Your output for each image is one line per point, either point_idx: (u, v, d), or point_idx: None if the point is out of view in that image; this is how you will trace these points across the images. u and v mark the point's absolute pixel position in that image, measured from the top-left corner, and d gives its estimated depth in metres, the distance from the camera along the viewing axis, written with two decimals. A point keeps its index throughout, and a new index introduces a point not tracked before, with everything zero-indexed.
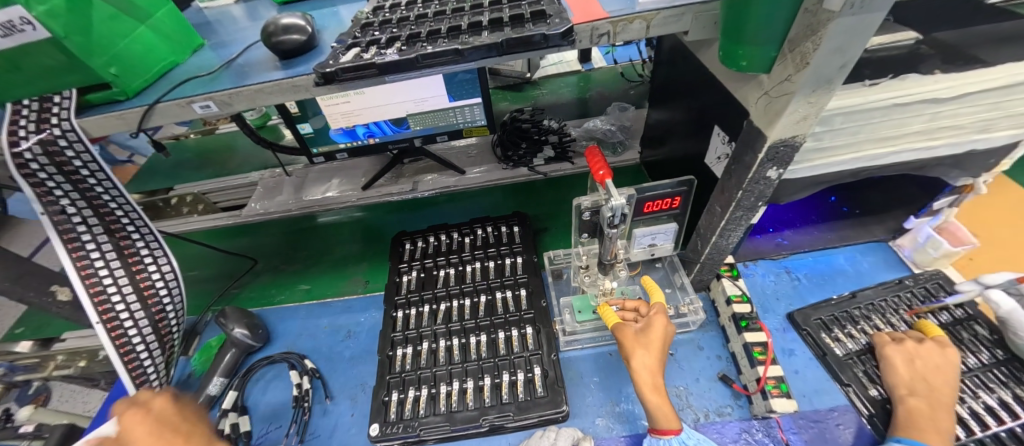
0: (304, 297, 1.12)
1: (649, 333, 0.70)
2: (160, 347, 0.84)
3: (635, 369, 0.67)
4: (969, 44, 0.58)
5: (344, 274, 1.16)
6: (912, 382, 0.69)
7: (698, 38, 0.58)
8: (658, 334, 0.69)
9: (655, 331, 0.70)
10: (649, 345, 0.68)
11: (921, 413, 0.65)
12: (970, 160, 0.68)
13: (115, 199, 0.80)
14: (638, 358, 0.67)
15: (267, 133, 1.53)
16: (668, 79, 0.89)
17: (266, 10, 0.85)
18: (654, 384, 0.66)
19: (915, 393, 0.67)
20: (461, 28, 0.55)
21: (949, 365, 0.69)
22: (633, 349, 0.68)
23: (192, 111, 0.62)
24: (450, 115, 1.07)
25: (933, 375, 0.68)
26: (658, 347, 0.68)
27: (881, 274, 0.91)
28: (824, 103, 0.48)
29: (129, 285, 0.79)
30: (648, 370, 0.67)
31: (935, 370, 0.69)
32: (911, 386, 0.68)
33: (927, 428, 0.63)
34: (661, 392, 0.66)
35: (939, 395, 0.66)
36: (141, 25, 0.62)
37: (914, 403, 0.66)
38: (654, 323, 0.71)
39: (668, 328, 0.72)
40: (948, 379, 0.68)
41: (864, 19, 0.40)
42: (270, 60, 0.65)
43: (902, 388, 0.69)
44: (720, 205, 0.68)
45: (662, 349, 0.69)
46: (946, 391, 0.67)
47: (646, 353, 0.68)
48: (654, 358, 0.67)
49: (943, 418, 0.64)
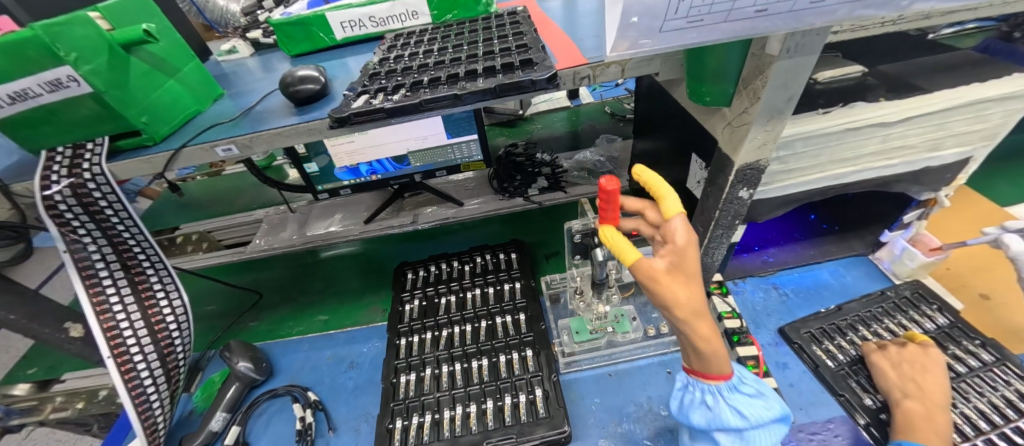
0: (322, 328, 1.14)
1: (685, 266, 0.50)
2: (167, 381, 0.86)
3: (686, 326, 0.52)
4: (910, 75, 0.66)
5: (362, 304, 1.19)
6: (904, 384, 0.71)
7: (669, 77, 0.65)
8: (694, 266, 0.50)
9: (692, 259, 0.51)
10: (690, 289, 0.51)
11: (918, 414, 0.67)
12: (927, 176, 0.74)
13: (135, 237, 0.84)
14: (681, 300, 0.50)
15: (274, 173, 1.60)
16: (649, 112, 0.96)
17: (279, 62, 0.94)
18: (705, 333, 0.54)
19: (910, 395, 0.70)
20: (459, 76, 0.62)
21: (936, 366, 0.73)
22: (678, 294, 0.50)
23: (215, 154, 0.68)
24: (448, 152, 1.15)
25: (924, 377, 0.71)
26: (695, 278, 0.51)
27: (864, 286, 0.95)
28: (780, 130, 0.54)
29: (141, 320, 0.83)
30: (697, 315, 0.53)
31: (925, 371, 0.72)
32: (904, 389, 0.71)
33: (925, 429, 0.65)
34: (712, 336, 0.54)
35: (932, 395, 0.69)
36: (170, 79, 0.69)
37: (910, 406, 0.68)
38: (685, 247, 0.50)
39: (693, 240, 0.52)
40: (938, 379, 0.71)
41: (801, 60, 0.46)
42: (286, 107, 0.72)
43: (897, 392, 0.71)
44: (702, 224, 0.73)
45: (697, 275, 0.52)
46: (938, 391, 0.69)
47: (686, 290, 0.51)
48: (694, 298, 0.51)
49: (940, 417, 0.66)
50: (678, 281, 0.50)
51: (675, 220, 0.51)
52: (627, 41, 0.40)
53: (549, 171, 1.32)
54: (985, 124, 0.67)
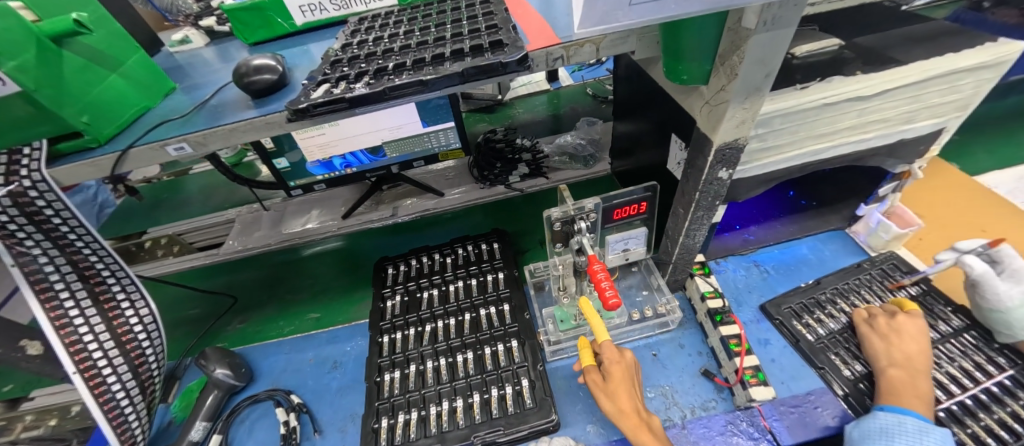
0: (314, 326, 1.11)
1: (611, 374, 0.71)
2: (143, 394, 0.81)
3: (616, 420, 0.67)
4: (884, 47, 0.65)
5: (355, 298, 1.16)
6: (890, 352, 0.73)
7: (645, 56, 0.63)
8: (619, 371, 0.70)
9: (618, 374, 0.70)
10: (619, 396, 0.68)
11: (902, 382, 0.68)
12: (902, 148, 0.74)
13: (90, 246, 0.79)
14: (607, 401, 0.69)
15: (244, 170, 1.54)
16: (628, 92, 0.94)
17: (237, 51, 0.89)
18: (637, 424, 0.66)
19: (895, 364, 0.71)
20: (426, 60, 0.58)
21: (920, 333, 0.74)
22: (604, 395, 0.70)
23: (167, 153, 0.63)
24: (424, 140, 1.11)
25: (910, 346, 0.72)
26: (623, 386, 0.69)
27: (842, 259, 0.96)
28: (758, 108, 0.53)
29: (106, 331, 0.78)
30: (625, 410, 0.67)
31: (909, 339, 0.73)
32: (890, 357, 0.72)
33: (908, 395, 0.67)
34: (644, 429, 0.65)
35: (916, 363, 0.70)
36: (111, 74, 0.64)
37: (894, 373, 0.70)
38: (612, 362, 0.72)
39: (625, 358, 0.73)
40: (921, 345, 0.72)
41: (777, 34, 0.45)
42: (243, 99, 0.67)
43: (882, 360, 0.73)
44: (682, 207, 0.72)
45: (629, 384, 0.70)
46: (921, 358, 0.71)
47: (610, 395, 0.69)
48: (623, 401, 0.68)
49: (922, 383, 0.68)
50: (608, 386, 0.70)
51: (603, 345, 0.74)
52: (597, 17, 0.38)
53: (529, 157, 1.30)
54: (958, 95, 0.67)
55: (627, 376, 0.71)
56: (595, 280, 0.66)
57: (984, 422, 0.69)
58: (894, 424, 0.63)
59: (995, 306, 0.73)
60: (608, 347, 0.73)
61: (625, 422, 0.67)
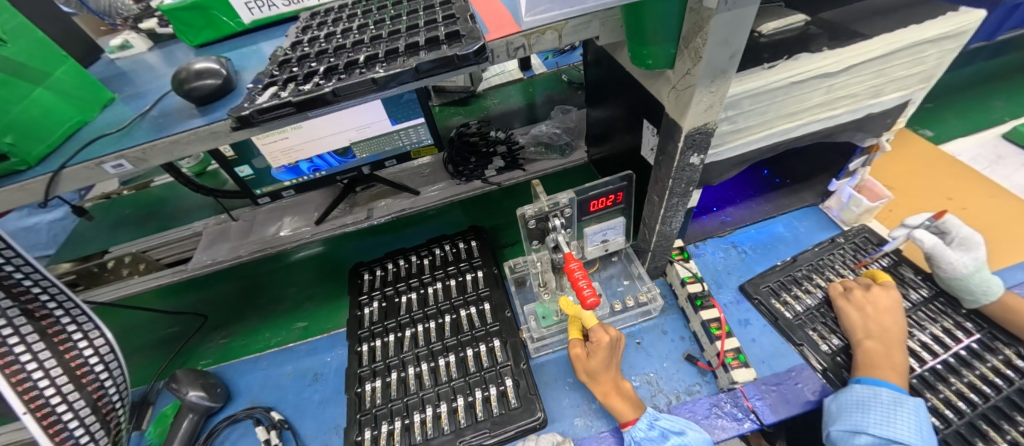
0: (303, 335, 1.07)
1: (593, 353, 0.73)
2: (104, 428, 0.77)
3: (590, 385, 0.74)
4: (849, 21, 0.64)
5: (343, 305, 1.12)
6: (866, 324, 0.73)
7: (610, 41, 0.61)
8: (602, 354, 0.71)
9: (601, 355, 0.72)
10: (596, 373, 0.72)
11: (879, 353, 0.69)
12: (870, 122, 0.75)
13: (29, 276, 0.75)
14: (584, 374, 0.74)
15: (209, 179, 1.46)
16: (598, 78, 0.92)
17: (183, 54, 0.83)
18: (609, 390, 0.72)
19: (871, 335, 0.72)
20: (379, 57, 0.55)
21: (895, 305, 0.75)
22: (581, 370, 0.74)
23: (105, 171, 0.59)
24: (394, 139, 1.07)
25: (885, 318, 0.73)
26: (603, 364, 0.72)
27: (816, 235, 0.97)
28: (724, 91, 0.52)
29: (58, 366, 0.72)
30: (600, 379, 0.72)
31: (885, 311, 0.74)
32: (866, 329, 0.73)
33: (884, 366, 0.68)
34: (614, 396, 0.71)
35: (891, 334, 0.71)
36: (37, 87, 0.59)
37: (871, 345, 0.71)
38: (596, 347, 0.72)
39: (610, 336, 0.73)
40: (895, 317, 0.73)
41: (739, 13, 0.43)
42: (187, 108, 0.63)
43: (859, 333, 0.74)
44: (657, 194, 0.71)
45: (608, 359, 0.72)
46: (895, 329, 0.72)
47: (586, 370, 0.73)
48: (601, 375, 0.72)
49: (896, 353, 0.69)
50: (588, 364, 0.72)
51: (591, 327, 0.73)
52: None
53: (504, 150, 1.28)
54: (922, 67, 0.67)
55: (610, 355, 0.72)
56: (571, 278, 0.66)
57: (955, 386, 0.71)
58: (870, 395, 0.63)
59: (953, 273, 0.75)
60: (597, 328, 0.73)
61: (601, 391, 0.72)
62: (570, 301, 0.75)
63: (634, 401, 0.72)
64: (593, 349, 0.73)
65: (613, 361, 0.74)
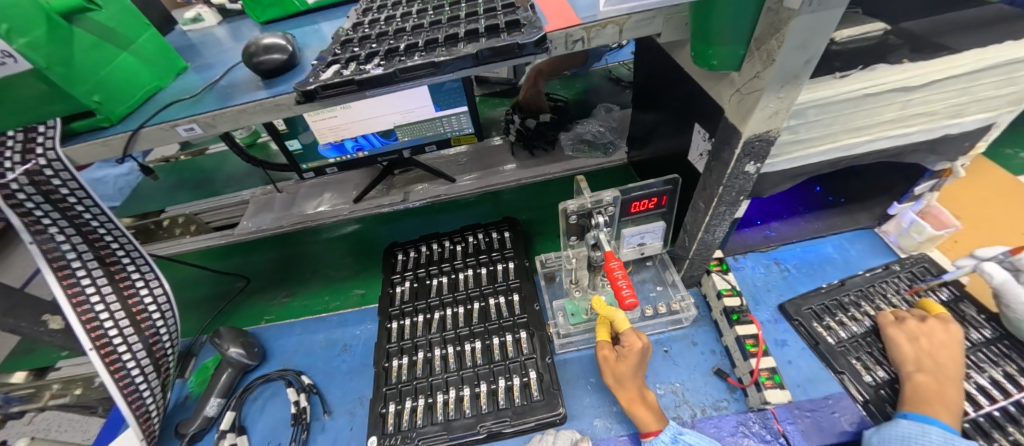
0: (361, 302, 1.10)
1: (624, 358, 0.71)
2: (156, 370, 0.83)
3: (615, 391, 0.73)
4: (936, 32, 0.60)
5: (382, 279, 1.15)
6: (918, 357, 0.69)
7: (672, 40, 0.59)
8: (633, 360, 0.70)
9: (632, 361, 0.70)
10: (624, 378, 0.71)
11: (930, 388, 0.65)
12: (946, 144, 0.69)
13: (105, 226, 0.79)
14: (611, 379, 0.72)
15: (258, 150, 1.54)
16: (649, 79, 0.90)
17: (249, 30, 0.87)
18: (635, 398, 0.71)
19: (923, 369, 0.68)
20: (438, 41, 0.56)
21: (953, 341, 0.70)
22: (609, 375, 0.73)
23: (177, 134, 0.63)
24: (436, 125, 1.09)
25: (940, 352, 0.69)
26: (632, 371, 0.70)
27: (869, 259, 0.92)
28: (794, 98, 0.49)
29: (121, 310, 0.78)
30: (626, 385, 0.71)
31: (941, 346, 0.69)
32: (917, 362, 0.69)
33: (935, 402, 0.63)
34: (640, 404, 0.70)
35: (946, 370, 0.67)
36: (123, 52, 0.63)
37: (921, 379, 0.67)
38: (629, 352, 0.70)
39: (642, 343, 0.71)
40: (953, 353, 0.68)
41: (823, 16, 0.41)
42: (254, 80, 0.66)
43: (909, 365, 0.69)
44: (704, 201, 0.68)
45: (638, 366, 0.71)
46: (952, 365, 0.67)
47: (616, 376, 0.72)
48: (628, 384, 0.71)
49: (951, 391, 0.65)
50: (616, 368, 0.71)
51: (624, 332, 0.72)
52: None
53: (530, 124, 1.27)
54: (1013, 87, 0.62)
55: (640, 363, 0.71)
56: (612, 278, 0.64)
57: (1014, 437, 0.66)
58: (919, 433, 0.60)
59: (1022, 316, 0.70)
60: (629, 334, 0.72)
61: (625, 399, 0.71)
62: (604, 302, 0.73)
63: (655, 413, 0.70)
64: (623, 355, 0.71)
65: (642, 369, 0.72)
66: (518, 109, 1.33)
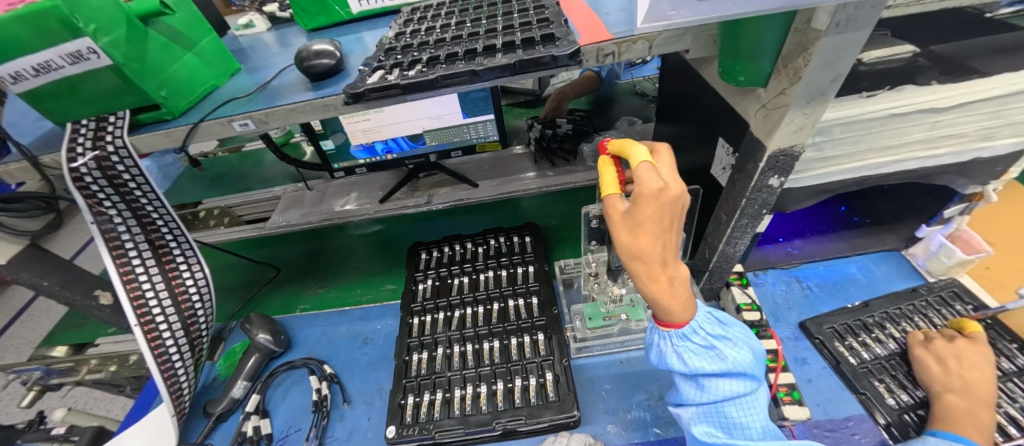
0: (391, 296, 1.14)
1: (640, 213, 0.49)
2: (190, 349, 0.88)
3: (629, 269, 0.53)
4: (966, 55, 0.60)
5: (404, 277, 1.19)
6: (948, 377, 0.68)
7: (699, 56, 0.61)
8: (652, 210, 0.48)
9: (650, 212, 0.48)
10: (638, 237, 0.50)
11: (959, 408, 0.64)
12: (976, 167, 0.69)
13: (157, 210, 0.85)
14: (624, 242, 0.51)
15: (291, 150, 1.61)
16: (673, 94, 0.92)
17: (295, 36, 0.93)
18: (658, 278, 0.52)
19: (952, 389, 0.67)
20: (477, 51, 0.60)
21: (984, 361, 0.69)
22: (623, 235, 0.51)
23: (232, 129, 0.68)
24: (464, 132, 1.13)
25: (971, 372, 0.67)
26: (650, 227, 0.49)
27: (895, 282, 0.90)
28: (820, 114, 0.51)
29: (164, 289, 0.84)
30: (646, 261, 0.51)
31: (972, 367, 0.68)
32: (946, 383, 0.68)
33: (964, 422, 0.62)
34: (663, 283, 0.52)
35: (977, 391, 0.65)
36: (187, 53, 0.68)
37: (951, 400, 0.65)
38: (648, 198, 0.48)
39: (673, 192, 0.49)
40: (986, 375, 0.67)
41: (851, 36, 0.43)
42: (302, 82, 0.71)
43: (938, 386, 0.68)
44: (726, 213, 0.70)
45: (663, 224, 0.49)
46: (984, 386, 0.66)
47: (631, 236, 0.50)
48: (642, 242, 0.50)
49: (983, 412, 0.63)
50: (626, 224, 0.50)
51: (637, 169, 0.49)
52: None
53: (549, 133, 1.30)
54: None
55: (663, 215, 0.49)
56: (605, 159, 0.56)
57: None
58: None
59: None
60: (645, 173, 0.48)
61: (635, 261, 0.52)
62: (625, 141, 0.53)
63: (683, 298, 0.55)
64: (642, 209, 0.48)
65: (668, 226, 0.50)
66: (540, 119, 1.38)
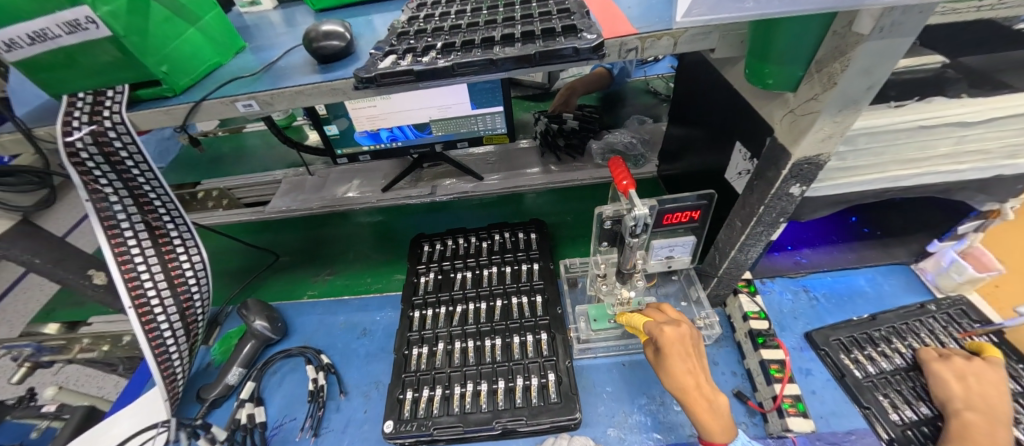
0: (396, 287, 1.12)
1: (666, 348, 0.65)
2: (185, 334, 0.86)
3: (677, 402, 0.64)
4: (998, 67, 0.58)
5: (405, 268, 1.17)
6: (969, 396, 0.67)
7: (725, 56, 0.59)
8: (674, 344, 0.65)
9: (672, 346, 0.65)
10: (673, 369, 0.64)
11: (979, 428, 0.63)
12: (997, 185, 0.68)
13: (155, 190, 0.82)
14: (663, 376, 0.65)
15: (293, 133, 1.58)
16: (689, 94, 0.90)
17: (303, 16, 0.90)
18: (701, 404, 0.62)
19: (972, 407, 0.66)
20: (494, 40, 0.57)
21: (1001, 382, 0.68)
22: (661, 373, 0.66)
23: (235, 109, 0.65)
24: (472, 123, 1.10)
25: (990, 391, 0.67)
26: (681, 359, 0.64)
27: (903, 296, 0.89)
28: (850, 122, 0.49)
29: (160, 271, 0.82)
30: (688, 390, 0.63)
31: (991, 387, 0.67)
32: (967, 400, 0.66)
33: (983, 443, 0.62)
34: (705, 407, 0.62)
35: (996, 410, 0.65)
36: (190, 27, 0.66)
37: (971, 418, 0.64)
38: (667, 338, 0.65)
39: (681, 328, 0.67)
40: (1003, 394, 0.66)
41: (892, 42, 0.41)
42: (310, 64, 0.68)
43: (956, 402, 0.67)
44: (740, 220, 0.68)
45: (685, 353, 0.65)
46: (1002, 407, 0.65)
47: (666, 369, 0.65)
48: (678, 372, 0.63)
49: (1001, 434, 0.63)
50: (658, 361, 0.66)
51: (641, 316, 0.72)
52: None
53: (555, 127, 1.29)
54: None
55: (684, 350, 0.65)
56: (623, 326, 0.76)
57: None
58: None
59: None
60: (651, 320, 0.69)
61: (680, 395, 0.64)
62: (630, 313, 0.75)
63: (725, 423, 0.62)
64: (667, 345, 0.65)
65: (692, 359, 0.65)
66: (547, 113, 1.36)
